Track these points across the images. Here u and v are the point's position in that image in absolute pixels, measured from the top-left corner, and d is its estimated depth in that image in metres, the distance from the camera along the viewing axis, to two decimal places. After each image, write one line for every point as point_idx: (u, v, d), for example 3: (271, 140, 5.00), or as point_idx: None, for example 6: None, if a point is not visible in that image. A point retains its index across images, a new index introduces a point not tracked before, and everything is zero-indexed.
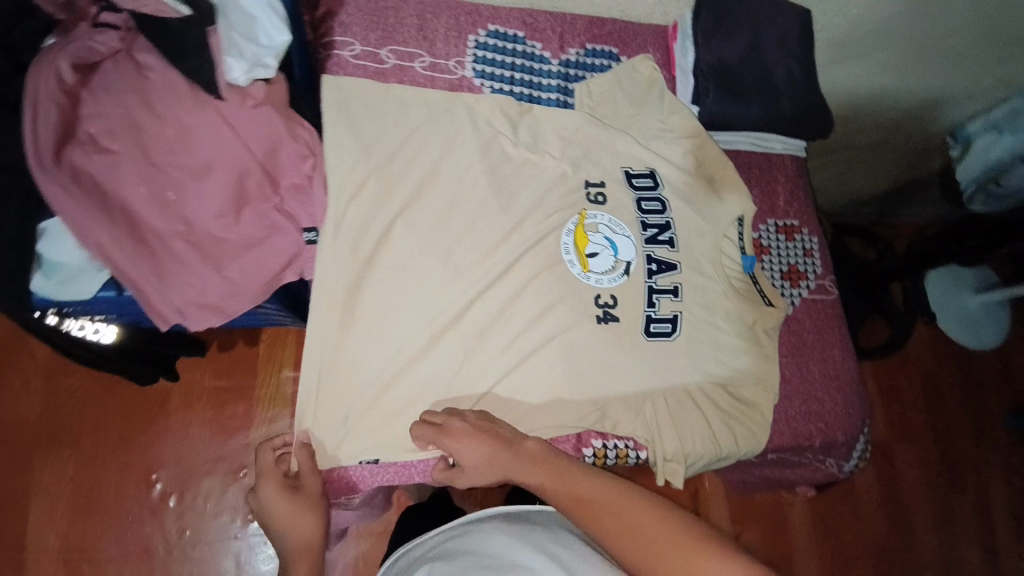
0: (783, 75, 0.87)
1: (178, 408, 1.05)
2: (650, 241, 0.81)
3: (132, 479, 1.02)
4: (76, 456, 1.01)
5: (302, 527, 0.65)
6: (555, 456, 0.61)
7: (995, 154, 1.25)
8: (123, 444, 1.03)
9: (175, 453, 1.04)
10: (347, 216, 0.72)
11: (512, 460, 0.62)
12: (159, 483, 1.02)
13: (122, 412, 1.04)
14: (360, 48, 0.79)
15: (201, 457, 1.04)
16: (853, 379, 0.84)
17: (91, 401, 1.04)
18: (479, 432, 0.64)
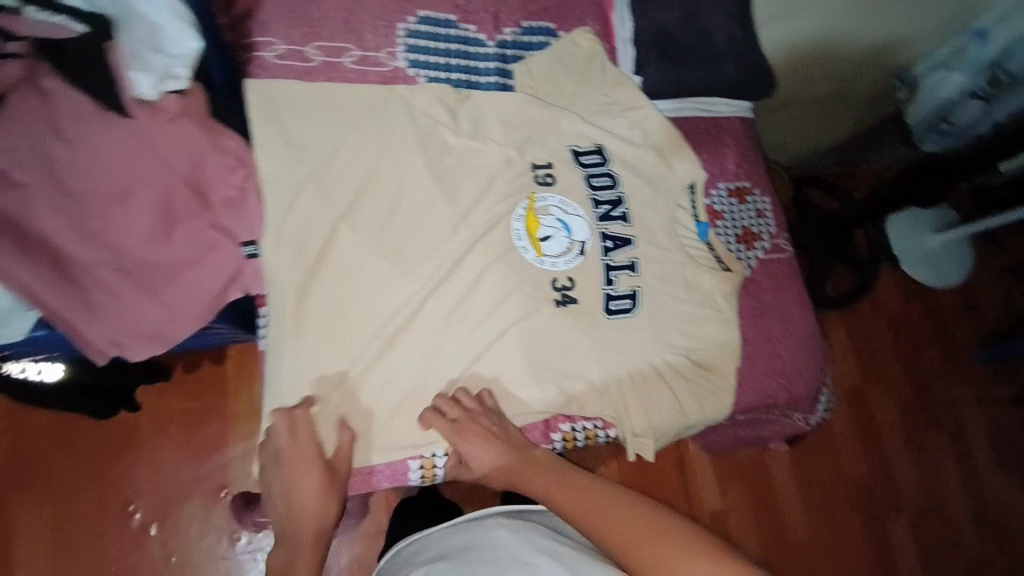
0: (724, 37, 0.87)
1: (150, 437, 1.03)
2: (603, 219, 0.80)
3: (109, 512, 0.99)
4: (50, 495, 0.98)
5: (320, 520, 0.66)
6: (557, 467, 0.69)
7: (944, 93, 1.24)
8: (95, 479, 1.00)
9: (150, 481, 1.01)
10: (287, 224, 0.70)
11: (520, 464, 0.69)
12: (137, 513, 1.00)
13: (90, 446, 1.01)
14: (285, 47, 0.75)
15: (178, 482, 1.02)
16: (813, 333, 0.85)
17: (56, 440, 1.00)
18: (489, 433, 0.70)
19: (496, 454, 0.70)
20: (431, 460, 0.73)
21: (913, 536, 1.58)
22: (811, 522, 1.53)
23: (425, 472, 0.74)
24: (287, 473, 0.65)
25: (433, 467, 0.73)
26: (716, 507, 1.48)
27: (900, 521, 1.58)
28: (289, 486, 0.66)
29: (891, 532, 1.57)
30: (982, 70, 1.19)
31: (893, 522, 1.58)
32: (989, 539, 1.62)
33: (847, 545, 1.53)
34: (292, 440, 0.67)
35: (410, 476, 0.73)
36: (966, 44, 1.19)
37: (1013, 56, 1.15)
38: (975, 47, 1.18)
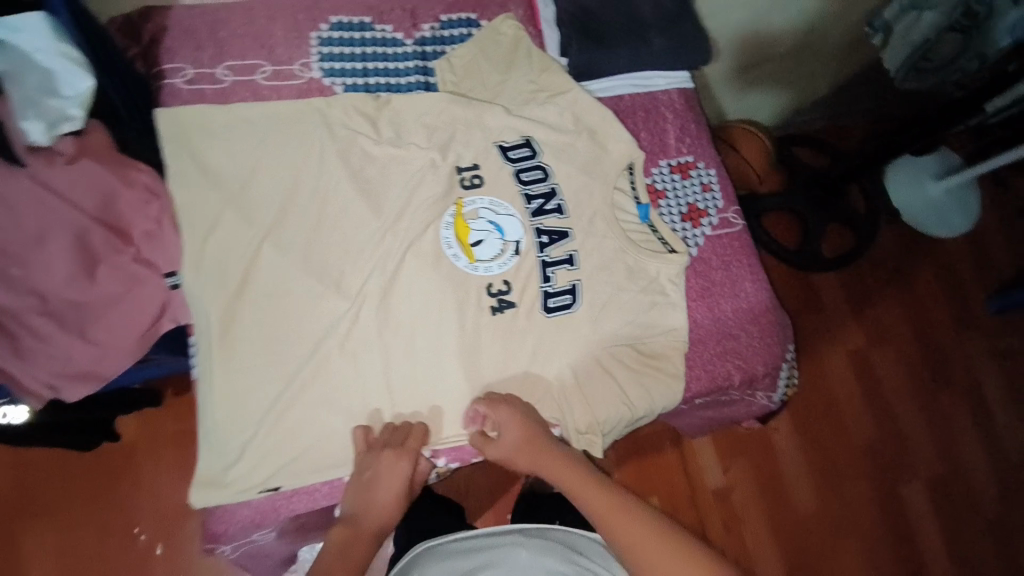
0: (649, 8, 0.84)
1: (147, 463, 1.05)
2: (536, 214, 0.79)
3: (115, 535, 1.02)
4: (59, 523, 1.02)
5: (388, 513, 0.66)
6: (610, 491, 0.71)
7: (918, 35, 1.11)
8: (99, 508, 1.03)
9: (153, 501, 1.04)
10: (207, 250, 0.67)
11: (549, 454, 0.71)
12: (142, 535, 1.03)
13: (93, 470, 1.04)
14: (194, 71, 0.76)
15: (177, 502, 1.04)
16: (769, 308, 0.82)
17: (61, 467, 1.03)
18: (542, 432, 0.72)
19: (532, 447, 0.70)
20: None
21: (929, 498, 1.53)
22: (820, 492, 1.49)
23: None
24: (393, 462, 0.66)
25: None
26: (720, 485, 1.46)
27: (914, 483, 1.53)
28: (380, 473, 0.66)
29: (904, 494, 1.52)
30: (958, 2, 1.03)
31: (907, 485, 1.53)
32: (1012, 495, 1.55)
33: (860, 513, 1.49)
34: (390, 432, 0.68)
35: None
36: None
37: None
38: None
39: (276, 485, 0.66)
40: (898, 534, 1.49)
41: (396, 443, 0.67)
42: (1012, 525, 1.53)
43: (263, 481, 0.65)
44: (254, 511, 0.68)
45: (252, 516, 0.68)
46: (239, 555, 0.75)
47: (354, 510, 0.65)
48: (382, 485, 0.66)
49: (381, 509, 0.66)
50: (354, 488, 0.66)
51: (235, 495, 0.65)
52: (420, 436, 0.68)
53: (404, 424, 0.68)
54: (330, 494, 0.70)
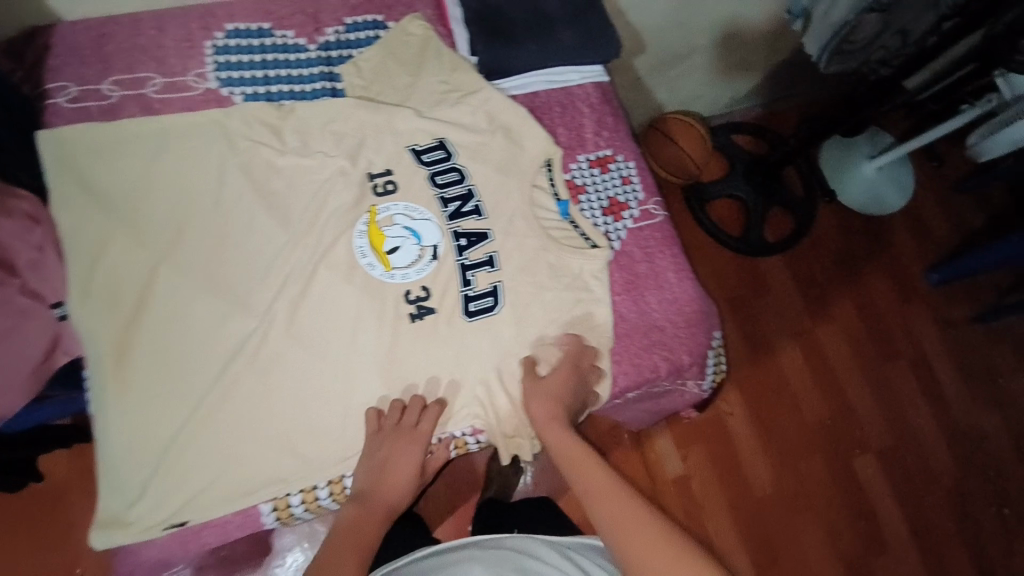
0: (556, 4, 0.83)
1: (82, 499, 1.00)
2: (453, 217, 0.77)
3: None
4: None
5: (400, 490, 0.68)
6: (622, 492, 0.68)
7: (839, 14, 1.13)
8: (33, 552, 0.97)
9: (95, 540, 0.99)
10: (97, 278, 0.66)
11: (563, 432, 0.72)
12: None
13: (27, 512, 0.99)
14: (78, 89, 0.72)
15: None
16: (694, 296, 0.83)
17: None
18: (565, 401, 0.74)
19: (550, 419, 0.72)
20: (286, 499, 0.68)
21: (883, 471, 1.54)
22: (777, 471, 1.50)
23: (280, 515, 0.69)
24: (402, 437, 0.68)
25: (288, 508, 0.68)
26: (678, 473, 1.46)
27: (867, 456, 1.55)
28: (392, 448, 0.68)
29: (858, 469, 1.53)
30: None
31: (860, 458, 1.54)
32: (966, 462, 1.58)
33: (816, 489, 1.50)
34: (400, 412, 0.69)
35: (265, 521, 0.68)
36: None
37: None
38: None
39: (181, 521, 0.65)
40: (857, 507, 1.50)
41: (408, 424, 0.69)
42: (968, 490, 1.56)
43: (167, 516, 0.64)
44: (161, 548, 0.67)
45: (159, 554, 0.67)
46: None
47: (365, 489, 0.67)
48: (393, 463, 0.68)
49: (392, 487, 0.68)
50: (365, 466, 0.68)
51: (138, 534, 0.63)
52: (433, 417, 0.70)
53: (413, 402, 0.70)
54: (243, 524, 0.68)
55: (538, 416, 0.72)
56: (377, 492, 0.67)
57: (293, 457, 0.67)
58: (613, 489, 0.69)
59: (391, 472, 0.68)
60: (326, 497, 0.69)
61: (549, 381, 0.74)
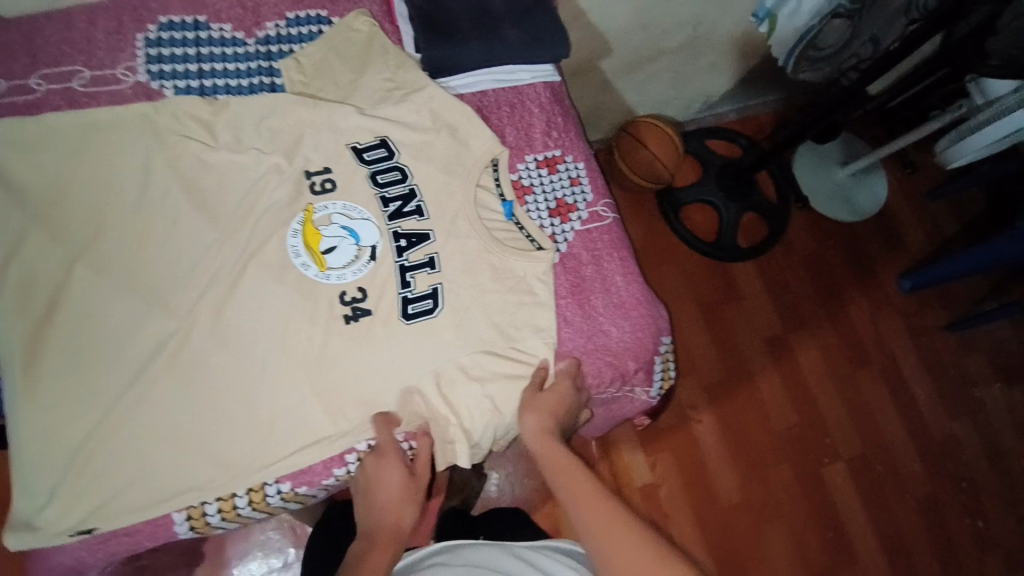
0: (502, 2, 0.82)
1: None
2: (393, 217, 0.75)
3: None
4: None
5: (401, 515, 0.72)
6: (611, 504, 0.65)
7: (803, 19, 1.17)
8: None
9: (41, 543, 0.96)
10: (10, 272, 0.63)
11: (555, 444, 0.72)
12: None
13: None
14: (4, 83, 0.70)
15: None
16: (642, 300, 0.82)
17: None
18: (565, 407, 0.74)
19: (543, 436, 0.72)
20: (201, 509, 0.66)
21: (852, 479, 1.52)
22: (745, 479, 1.48)
23: (195, 525, 0.66)
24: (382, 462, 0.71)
25: (203, 517, 0.66)
26: (646, 481, 1.43)
27: (837, 465, 1.53)
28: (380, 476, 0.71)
29: (827, 477, 1.51)
30: None
31: (830, 468, 1.52)
32: (938, 472, 1.57)
33: (785, 498, 1.48)
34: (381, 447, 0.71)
35: (178, 530, 0.66)
36: None
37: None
38: None
39: (91, 527, 0.62)
40: (825, 517, 1.48)
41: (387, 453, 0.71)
42: (940, 500, 1.55)
43: (76, 523, 0.61)
44: (73, 556, 0.64)
45: (68, 561, 0.64)
46: None
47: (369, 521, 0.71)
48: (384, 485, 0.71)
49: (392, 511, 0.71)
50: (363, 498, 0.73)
51: (45, 541, 0.61)
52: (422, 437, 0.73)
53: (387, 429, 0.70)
54: (154, 533, 0.65)
55: (530, 427, 0.73)
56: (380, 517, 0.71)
57: (213, 461, 0.65)
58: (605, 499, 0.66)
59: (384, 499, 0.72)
60: (245, 506, 0.67)
61: (543, 395, 0.74)
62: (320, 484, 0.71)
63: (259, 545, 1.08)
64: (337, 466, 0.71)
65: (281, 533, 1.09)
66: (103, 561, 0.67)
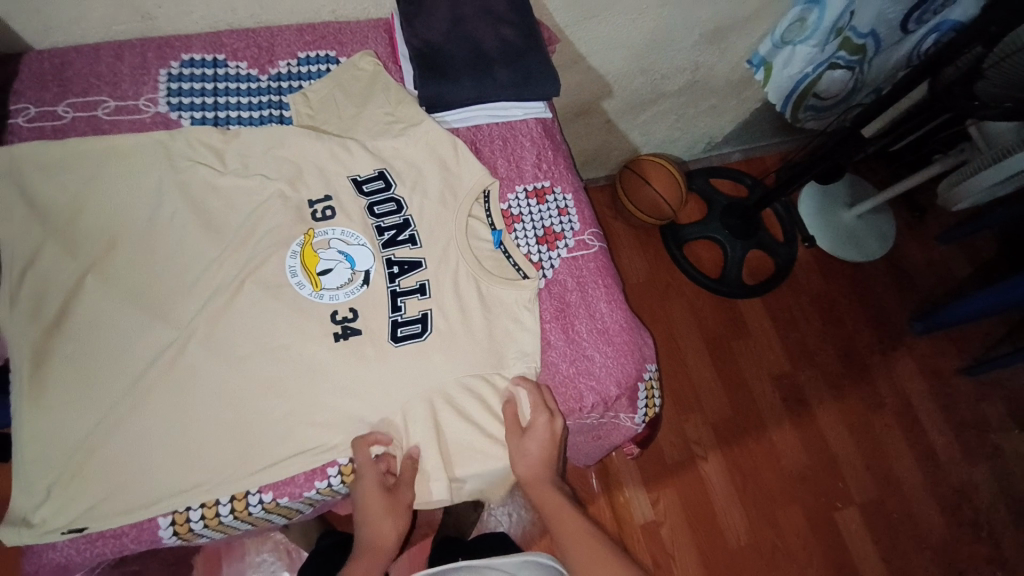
0: (496, 44, 0.87)
1: None
2: (387, 245, 0.78)
3: None
4: None
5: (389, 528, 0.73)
6: (594, 540, 0.74)
7: (797, 67, 1.22)
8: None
9: None
10: (25, 281, 0.68)
11: (546, 486, 0.76)
12: None
13: None
14: (37, 110, 0.77)
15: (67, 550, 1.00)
16: (624, 327, 0.84)
17: None
18: (555, 444, 0.76)
19: (535, 474, 0.75)
20: (185, 514, 0.68)
21: (865, 525, 1.47)
22: (752, 520, 1.43)
23: (178, 530, 0.68)
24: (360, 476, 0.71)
25: (186, 523, 0.68)
26: (647, 518, 1.39)
27: (849, 510, 1.48)
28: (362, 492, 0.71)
29: (839, 522, 1.46)
30: (827, 36, 1.13)
31: (841, 512, 1.47)
32: (957, 520, 1.51)
33: (794, 542, 1.43)
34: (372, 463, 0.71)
35: (161, 535, 0.68)
36: (804, 12, 1.11)
37: (855, 16, 1.09)
38: (814, 15, 1.10)
39: (81, 527, 0.64)
40: (837, 563, 1.42)
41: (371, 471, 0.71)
42: (960, 552, 1.48)
43: (67, 522, 0.64)
44: (61, 554, 0.66)
45: (58, 560, 0.66)
46: None
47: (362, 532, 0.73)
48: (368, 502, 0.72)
49: (376, 523, 0.72)
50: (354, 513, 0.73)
51: (38, 537, 0.63)
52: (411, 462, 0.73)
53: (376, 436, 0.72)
54: (139, 537, 0.67)
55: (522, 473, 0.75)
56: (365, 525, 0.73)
57: (201, 467, 0.67)
58: (589, 537, 0.74)
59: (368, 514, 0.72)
60: (227, 514, 0.69)
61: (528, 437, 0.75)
62: (302, 496, 0.72)
63: (253, 567, 1.09)
64: (319, 478, 0.72)
65: (276, 556, 1.10)
66: (91, 563, 0.69)
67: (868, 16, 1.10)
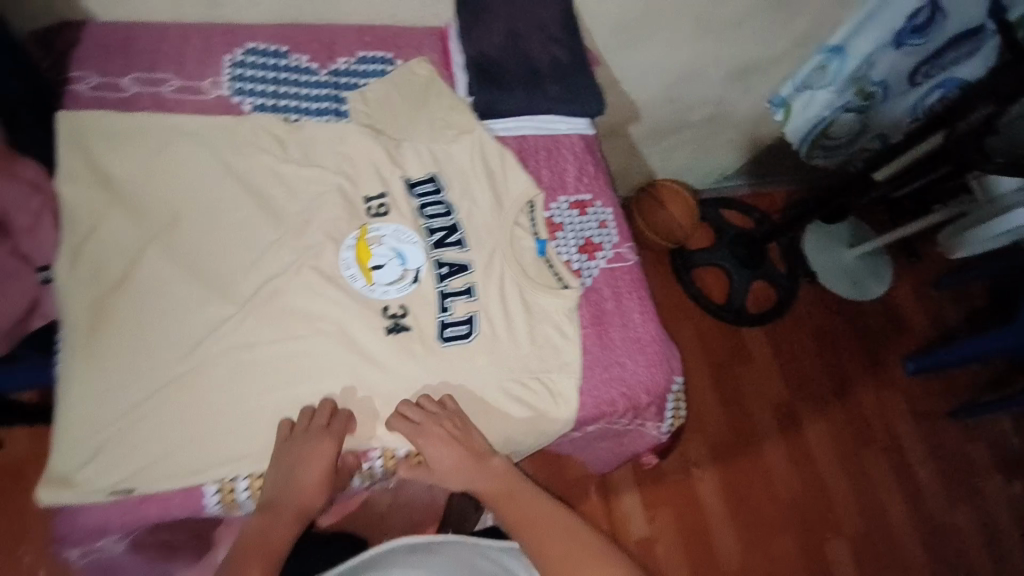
0: (548, 60, 0.91)
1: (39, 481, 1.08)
2: (437, 246, 0.81)
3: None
4: None
5: (311, 495, 0.66)
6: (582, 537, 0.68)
7: (815, 111, 1.29)
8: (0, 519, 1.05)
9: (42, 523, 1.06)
10: (89, 248, 0.69)
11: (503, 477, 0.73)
12: (26, 557, 1.04)
13: None
14: (101, 80, 0.78)
15: None
16: (657, 339, 0.87)
17: None
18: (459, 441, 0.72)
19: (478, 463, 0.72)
20: (232, 483, 0.68)
21: (853, 558, 1.50)
22: (744, 544, 1.45)
23: (224, 499, 0.68)
24: (316, 446, 0.66)
25: (233, 492, 0.68)
26: (643, 535, 1.40)
27: (837, 541, 1.50)
28: (304, 454, 0.66)
29: (828, 553, 1.49)
30: (846, 84, 1.23)
31: (830, 543, 1.50)
32: (939, 559, 1.54)
33: (784, 570, 1.45)
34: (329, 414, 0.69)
35: (206, 502, 0.67)
36: (827, 60, 1.20)
37: (872, 67, 1.19)
38: (835, 63, 1.20)
39: (128, 489, 0.65)
40: None
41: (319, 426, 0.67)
42: None
43: (115, 484, 0.64)
44: (103, 516, 0.66)
45: (97, 521, 0.66)
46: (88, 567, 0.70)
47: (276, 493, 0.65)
48: (298, 461, 0.66)
49: (304, 492, 0.66)
50: (277, 472, 0.66)
51: (82, 498, 0.63)
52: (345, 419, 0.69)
53: (330, 408, 0.69)
54: (186, 502, 0.67)
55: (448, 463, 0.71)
56: (286, 482, 0.65)
57: (248, 442, 0.68)
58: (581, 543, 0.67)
59: (302, 474, 0.66)
60: None
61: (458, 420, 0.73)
62: (343, 478, 0.73)
63: None
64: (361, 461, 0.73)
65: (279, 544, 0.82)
66: (136, 528, 0.68)
67: (883, 66, 1.19)
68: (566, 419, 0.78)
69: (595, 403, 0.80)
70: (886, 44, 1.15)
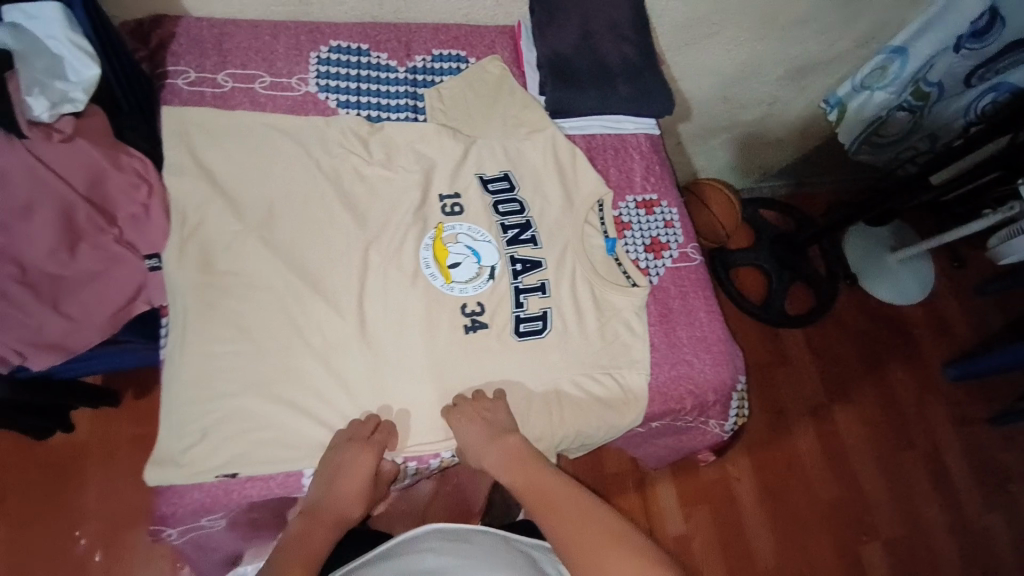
0: (619, 59, 0.92)
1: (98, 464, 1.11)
2: (511, 242, 0.83)
3: (56, 536, 1.06)
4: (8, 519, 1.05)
5: (353, 504, 0.65)
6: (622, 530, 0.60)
7: (871, 111, 1.30)
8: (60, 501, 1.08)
9: (99, 505, 1.08)
10: (193, 240, 0.73)
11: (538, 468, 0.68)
12: (83, 539, 1.06)
13: (55, 465, 1.10)
14: (196, 75, 0.81)
15: (127, 500, 1.09)
16: (722, 338, 0.88)
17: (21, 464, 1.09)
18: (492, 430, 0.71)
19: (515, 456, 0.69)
20: None
21: (888, 560, 1.50)
22: (780, 543, 1.47)
23: None
24: (359, 455, 0.67)
25: None
26: (680, 532, 1.42)
27: (873, 544, 1.51)
28: (348, 462, 0.66)
29: (864, 555, 1.49)
30: (905, 86, 1.23)
31: (866, 545, 1.50)
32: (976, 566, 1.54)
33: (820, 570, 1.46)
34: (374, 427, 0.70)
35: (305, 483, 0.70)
36: (887, 61, 1.21)
37: (932, 69, 1.20)
38: (896, 64, 1.20)
39: (231, 473, 0.68)
40: None
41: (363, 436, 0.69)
42: None
43: (219, 466, 0.68)
44: (205, 495, 0.68)
45: (201, 501, 0.68)
46: (185, 543, 0.75)
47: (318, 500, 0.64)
48: (342, 470, 0.66)
49: (348, 501, 0.65)
50: (320, 481, 0.66)
51: (188, 478, 0.67)
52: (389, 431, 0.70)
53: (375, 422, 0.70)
54: (286, 483, 0.70)
55: (471, 438, 0.71)
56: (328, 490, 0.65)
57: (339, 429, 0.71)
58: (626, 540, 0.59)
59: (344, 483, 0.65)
60: None
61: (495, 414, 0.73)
62: (427, 463, 0.75)
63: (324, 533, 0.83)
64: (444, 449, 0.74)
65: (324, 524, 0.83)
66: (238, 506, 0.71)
67: (941, 68, 1.19)
68: (634, 418, 0.80)
69: (662, 400, 0.83)
70: (947, 47, 1.14)
